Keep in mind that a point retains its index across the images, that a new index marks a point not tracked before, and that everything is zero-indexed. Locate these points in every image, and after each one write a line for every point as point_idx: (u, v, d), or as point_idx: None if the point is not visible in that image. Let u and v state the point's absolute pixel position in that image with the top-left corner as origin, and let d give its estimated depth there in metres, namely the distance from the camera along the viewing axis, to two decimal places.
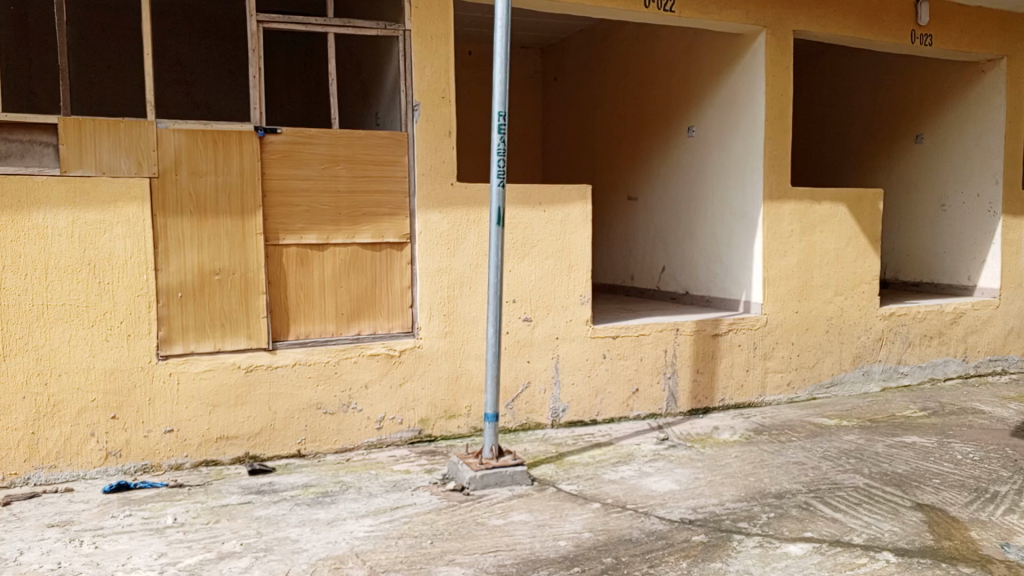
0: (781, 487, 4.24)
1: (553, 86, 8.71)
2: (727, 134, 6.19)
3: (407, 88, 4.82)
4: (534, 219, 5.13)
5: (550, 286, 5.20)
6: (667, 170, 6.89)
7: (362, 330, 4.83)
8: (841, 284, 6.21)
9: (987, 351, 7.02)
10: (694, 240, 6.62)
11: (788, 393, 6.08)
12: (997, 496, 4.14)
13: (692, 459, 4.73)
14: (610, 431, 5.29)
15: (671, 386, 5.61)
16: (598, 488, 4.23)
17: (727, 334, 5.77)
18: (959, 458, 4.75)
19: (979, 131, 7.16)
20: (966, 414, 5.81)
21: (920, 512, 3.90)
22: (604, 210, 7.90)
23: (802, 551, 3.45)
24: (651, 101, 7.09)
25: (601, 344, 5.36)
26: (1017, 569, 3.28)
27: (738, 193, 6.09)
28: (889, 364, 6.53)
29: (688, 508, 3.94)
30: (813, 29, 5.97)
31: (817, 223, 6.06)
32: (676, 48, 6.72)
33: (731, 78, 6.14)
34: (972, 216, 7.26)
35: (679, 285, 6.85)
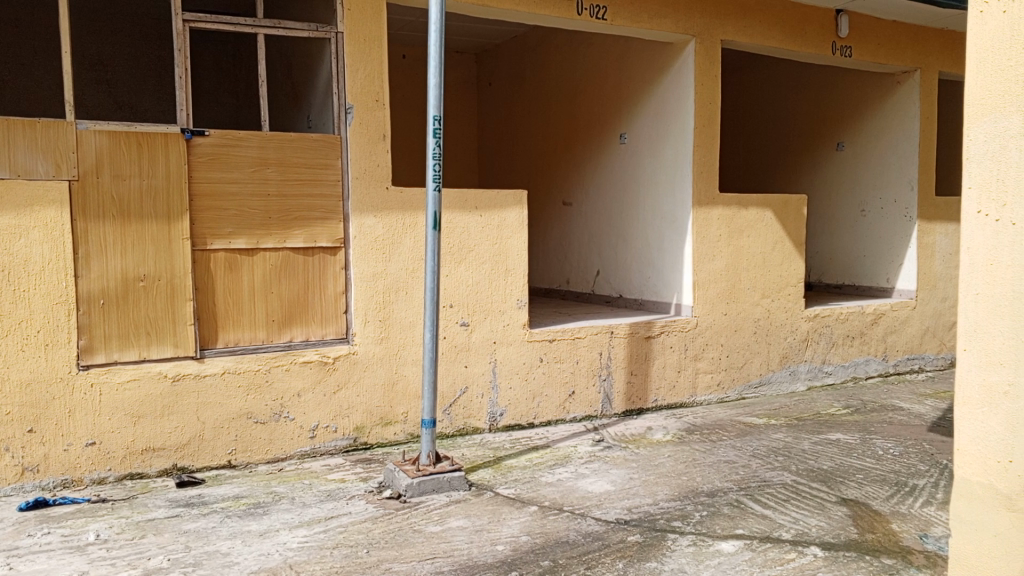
0: (712, 485, 4.26)
1: (488, 91, 8.68)
2: (658, 140, 6.24)
3: (340, 91, 4.69)
4: (470, 224, 5.07)
5: (486, 290, 5.14)
6: (600, 175, 6.93)
7: (294, 337, 4.68)
8: (769, 287, 6.33)
9: (905, 350, 7.25)
10: (627, 245, 6.66)
11: (718, 393, 6.16)
12: (916, 489, 4.25)
13: (626, 459, 4.73)
14: (547, 434, 5.25)
15: (606, 388, 5.62)
16: (535, 491, 4.19)
17: (660, 336, 5.81)
18: (881, 454, 4.87)
19: (897, 139, 7.40)
20: (887, 411, 5.97)
21: (845, 507, 3.97)
22: (540, 215, 7.90)
23: (734, 548, 3.46)
24: (583, 107, 7.12)
25: (538, 348, 5.33)
26: (936, 559, 3.36)
27: (668, 199, 6.15)
28: (815, 364, 6.68)
29: (623, 509, 3.93)
30: (740, 38, 6.08)
31: (744, 228, 6.17)
32: (608, 55, 6.77)
33: (661, 85, 6.20)
34: (890, 220, 7.50)
35: (613, 288, 6.88)
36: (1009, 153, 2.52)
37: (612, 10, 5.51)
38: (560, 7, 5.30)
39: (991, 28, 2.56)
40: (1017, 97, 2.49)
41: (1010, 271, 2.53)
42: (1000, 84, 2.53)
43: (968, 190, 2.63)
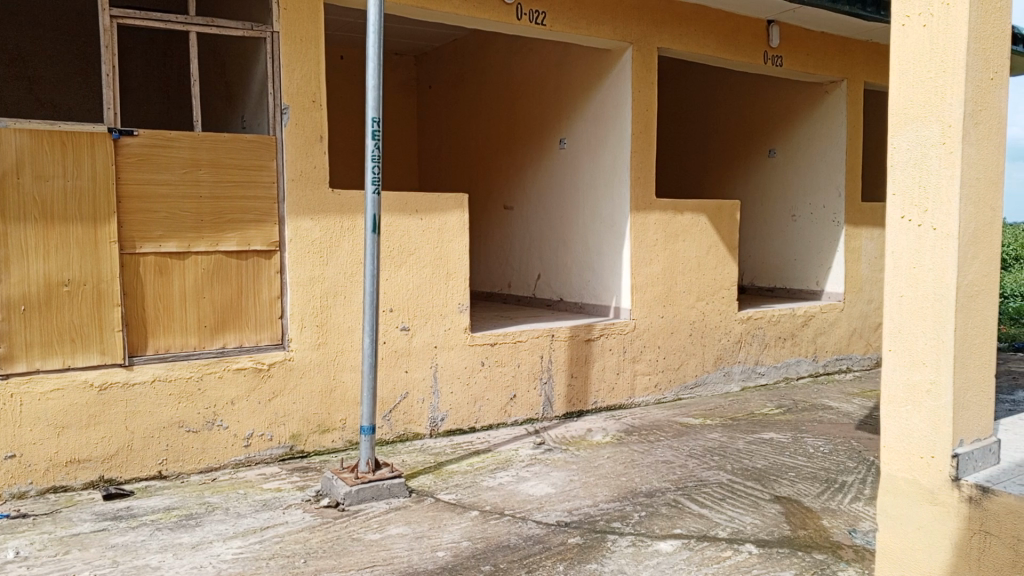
0: (651, 486, 4.32)
1: (428, 94, 8.66)
2: (597, 145, 6.31)
3: (275, 91, 4.60)
4: (410, 227, 5.02)
5: (427, 294, 5.11)
6: (540, 180, 6.97)
7: (227, 343, 4.56)
8: (704, 290, 6.46)
9: (834, 351, 7.49)
10: (567, 248, 6.71)
11: (656, 394, 6.25)
12: (845, 485, 4.39)
13: (567, 461, 4.76)
14: (488, 438, 5.24)
15: (547, 392, 5.64)
16: (476, 496, 4.17)
17: (599, 338, 5.86)
18: (812, 452, 5.02)
19: (825, 146, 7.65)
20: (817, 410, 6.16)
21: (778, 504, 4.07)
22: (481, 218, 7.90)
23: (672, 547, 3.52)
24: (523, 112, 7.15)
25: (479, 352, 5.32)
26: (863, 553, 3.47)
27: (607, 204, 6.22)
28: (748, 365, 6.84)
29: (563, 511, 3.95)
30: (676, 46, 6.20)
31: (680, 232, 6.28)
32: (547, 61, 6.82)
33: (600, 91, 6.27)
34: (819, 225, 7.74)
35: (553, 292, 6.92)
36: (930, 160, 2.63)
37: (552, 15, 5.55)
38: (500, 11, 5.32)
39: (913, 41, 2.66)
40: (937, 107, 2.60)
41: (930, 274, 2.63)
42: (921, 94, 2.64)
43: (893, 195, 2.73)
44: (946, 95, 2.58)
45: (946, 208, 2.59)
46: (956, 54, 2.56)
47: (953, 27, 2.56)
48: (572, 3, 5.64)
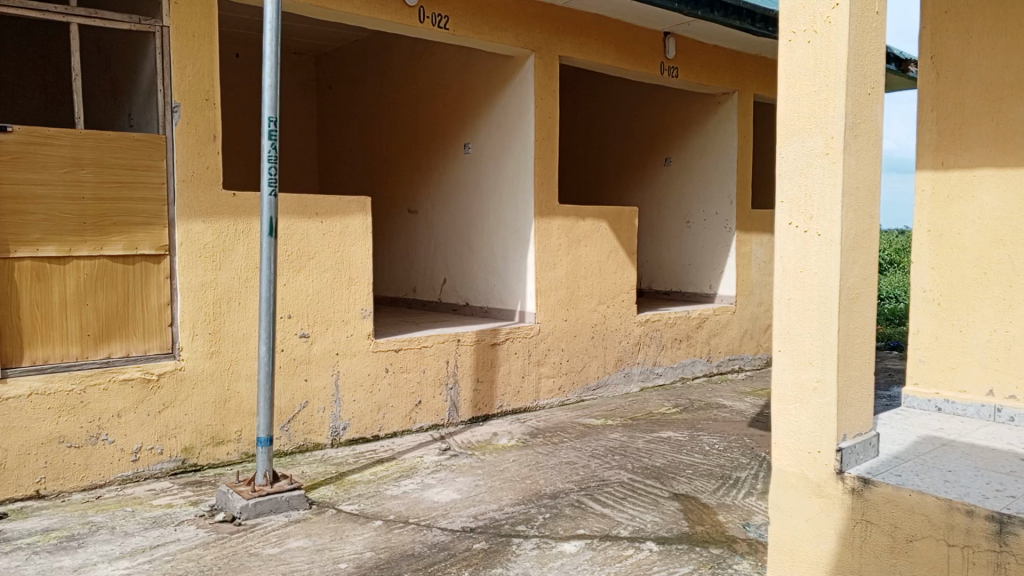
0: (555, 487, 4.37)
1: (328, 94, 8.49)
2: (500, 151, 6.34)
3: (164, 88, 4.39)
4: (310, 230, 4.90)
5: (328, 300, 4.99)
6: (445, 183, 6.95)
7: (112, 352, 4.31)
8: (605, 294, 6.60)
9: (727, 352, 7.79)
10: (472, 253, 6.70)
11: (560, 397, 6.32)
12: (739, 481, 4.56)
13: (472, 466, 4.75)
14: (392, 445, 5.16)
15: (453, 397, 5.62)
16: (380, 505, 4.10)
17: (504, 342, 5.89)
18: (707, 449, 5.19)
19: (718, 155, 7.95)
20: (711, 409, 6.38)
21: (677, 501, 4.19)
22: (385, 222, 7.79)
23: (575, 548, 3.56)
24: (426, 116, 7.11)
25: (383, 359, 5.24)
26: (757, 546, 3.61)
27: (511, 209, 6.26)
28: (647, 365, 7.03)
29: (468, 517, 3.93)
30: (577, 54, 6.30)
31: (581, 238, 6.39)
32: (450, 65, 6.80)
33: (503, 98, 6.31)
34: (712, 230, 8.04)
35: (459, 296, 6.90)
36: (814, 170, 2.77)
37: (454, 20, 5.54)
38: (402, 14, 5.27)
39: (798, 56, 2.80)
40: (821, 120, 2.74)
41: (816, 278, 2.77)
42: (806, 107, 2.78)
43: (781, 203, 2.85)
44: (829, 108, 2.72)
45: (829, 215, 2.73)
46: (837, 69, 2.71)
47: (834, 44, 2.71)
48: (474, 9, 5.65)
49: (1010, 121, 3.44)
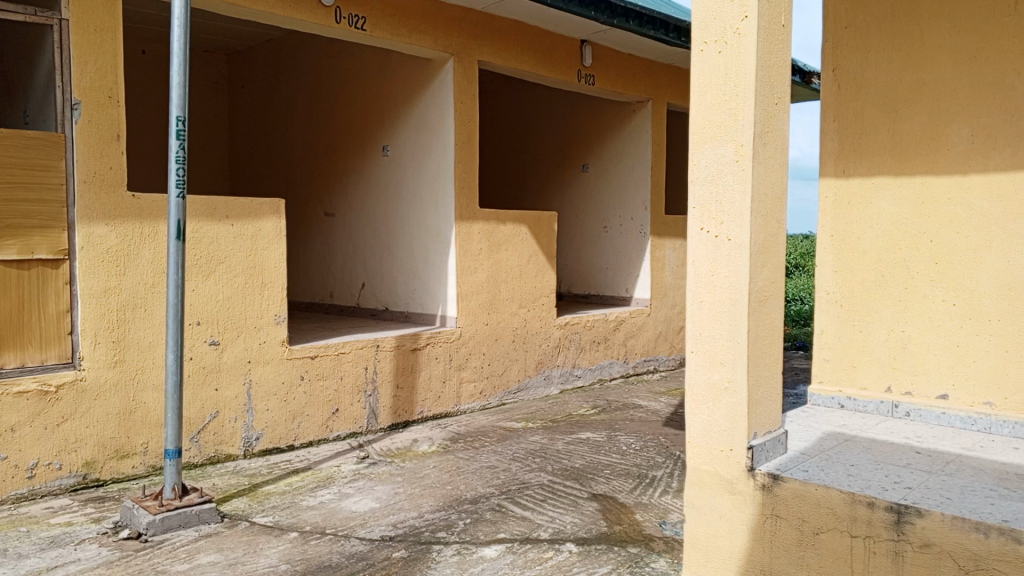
0: (476, 492, 4.35)
1: (240, 94, 8.24)
2: (420, 155, 6.29)
3: (63, 83, 4.17)
4: (221, 234, 4.74)
5: (240, 306, 4.84)
6: (363, 187, 6.84)
7: (6, 363, 4.05)
8: (524, 298, 6.63)
9: (643, 353, 7.96)
10: (391, 257, 6.62)
11: (480, 401, 6.31)
12: (656, 479, 4.65)
13: (391, 474, 4.68)
14: (308, 455, 5.04)
15: (372, 404, 5.53)
16: (296, 516, 3.99)
17: (425, 347, 5.84)
18: (625, 449, 5.29)
19: (633, 161, 8.11)
20: (628, 409, 6.50)
21: (595, 502, 4.24)
22: (300, 226, 7.61)
23: (496, 552, 3.56)
24: (343, 117, 6.98)
25: (298, 366, 5.12)
26: (673, 543, 3.68)
27: (431, 213, 6.22)
28: (566, 368, 7.10)
29: (387, 525, 3.88)
30: (496, 59, 6.32)
31: (501, 242, 6.40)
32: (368, 66, 6.70)
33: (422, 101, 6.27)
34: (628, 235, 8.20)
35: (377, 301, 6.80)
36: (725, 177, 2.85)
37: (372, 21, 5.47)
38: (318, 13, 5.17)
39: (710, 66, 2.88)
40: (732, 128, 2.83)
41: (727, 282, 2.85)
42: (718, 115, 2.86)
43: (693, 209, 2.93)
44: (739, 117, 2.81)
45: (739, 220, 2.82)
46: (746, 79, 2.79)
47: (743, 55, 2.80)
48: (392, 10, 5.59)
49: (903, 132, 3.63)
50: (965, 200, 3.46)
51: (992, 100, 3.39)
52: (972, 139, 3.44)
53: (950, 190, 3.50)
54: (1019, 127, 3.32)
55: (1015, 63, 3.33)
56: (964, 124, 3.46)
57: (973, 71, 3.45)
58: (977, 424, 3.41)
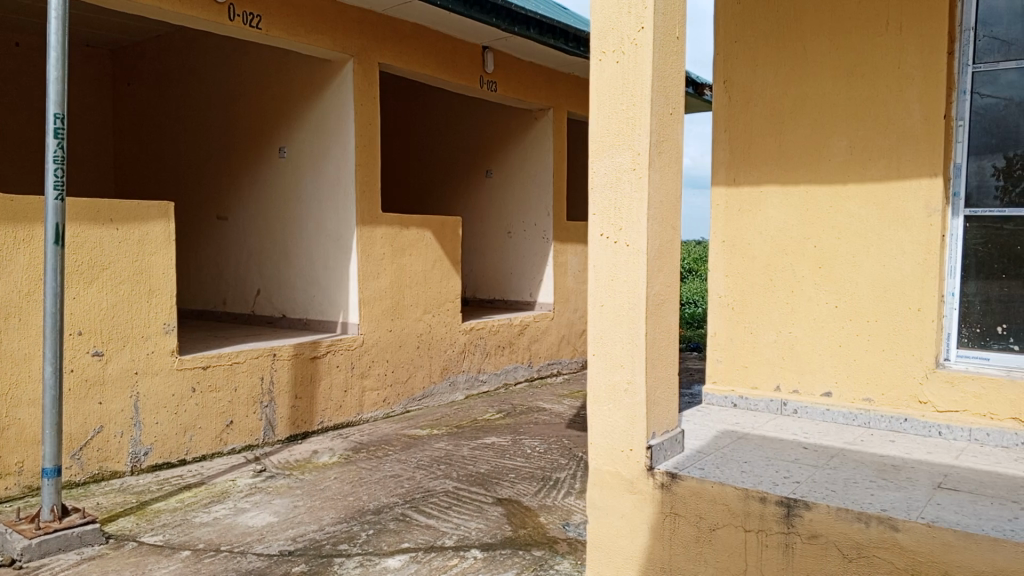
0: (378, 502, 4.27)
1: (125, 91, 7.84)
2: (319, 157, 6.15)
3: None
4: (104, 238, 4.48)
5: (126, 315, 4.60)
6: (259, 190, 6.63)
7: None
8: (428, 303, 6.59)
9: (546, 357, 8.06)
10: (289, 263, 6.44)
11: (383, 409, 6.22)
12: (559, 481, 4.70)
13: (290, 487, 4.54)
14: (200, 469, 4.83)
15: (269, 415, 5.36)
16: (188, 534, 3.82)
17: (325, 355, 5.70)
18: (529, 452, 5.32)
19: (535, 167, 8.19)
20: (533, 412, 6.56)
21: (500, 506, 4.24)
22: (192, 230, 7.30)
23: (400, 562, 3.50)
24: (237, 118, 6.74)
25: (189, 377, 4.90)
26: (576, 545, 3.73)
27: (332, 217, 6.09)
28: (471, 373, 7.10)
29: (286, 540, 3.76)
30: (396, 63, 6.26)
31: (404, 247, 6.34)
32: (264, 65, 6.50)
33: (322, 103, 6.14)
34: (531, 240, 8.27)
35: (274, 307, 6.59)
36: (623, 185, 2.91)
37: (268, 19, 5.32)
38: (210, 10, 5.00)
39: (608, 75, 2.94)
40: (629, 137, 2.89)
41: (626, 285, 2.91)
42: (616, 124, 2.92)
43: (594, 215, 2.99)
44: (636, 126, 2.88)
45: (637, 227, 2.88)
46: (642, 89, 2.86)
47: (639, 65, 2.87)
48: (289, 9, 5.45)
49: (788, 142, 3.80)
50: (844, 209, 3.66)
51: (868, 113, 3.59)
52: (851, 151, 3.64)
53: (831, 198, 3.69)
54: (892, 140, 3.52)
55: (889, 80, 3.52)
56: (843, 136, 3.65)
57: (850, 86, 3.63)
58: (858, 419, 3.63)
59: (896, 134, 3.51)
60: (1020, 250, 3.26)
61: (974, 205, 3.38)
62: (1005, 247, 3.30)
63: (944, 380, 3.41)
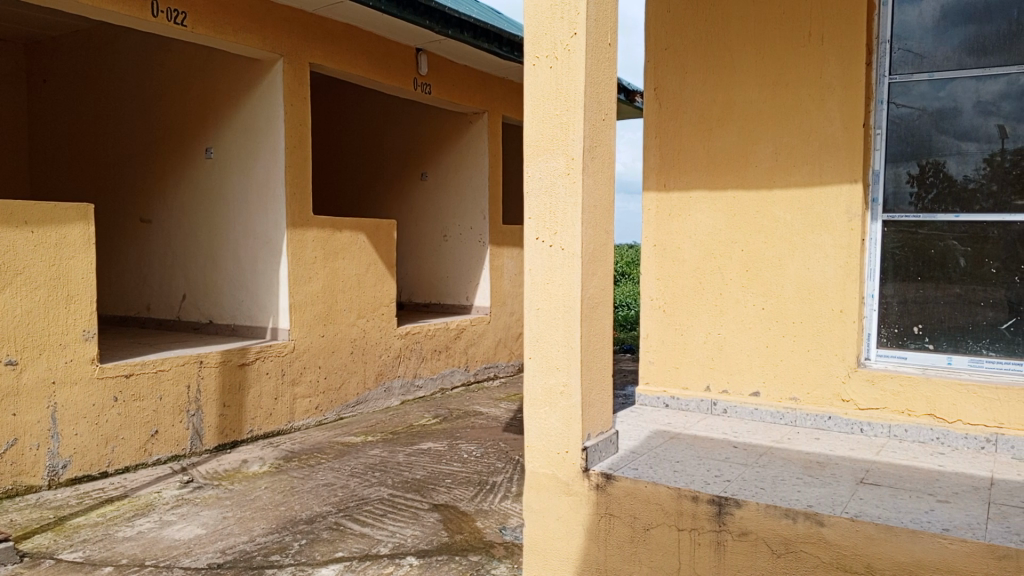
0: (311, 511, 4.19)
1: (41, 88, 7.50)
2: (247, 158, 6.01)
3: None
4: (19, 241, 4.27)
5: (43, 322, 4.40)
6: (185, 192, 6.43)
7: None
8: (363, 308, 6.51)
9: (483, 360, 8.05)
10: (216, 267, 6.26)
11: (316, 416, 6.11)
12: (495, 485, 4.69)
13: (218, 498, 4.41)
14: (123, 482, 4.65)
15: (196, 424, 5.20)
16: (110, 549, 3.67)
17: (255, 362, 5.57)
18: (466, 457, 5.30)
19: (470, 170, 8.19)
20: (469, 416, 6.54)
21: (436, 512, 4.21)
22: (113, 233, 7.02)
23: (334, 572, 3.44)
24: (161, 117, 6.52)
25: (112, 386, 4.72)
26: (512, 548, 3.73)
27: (261, 219, 5.95)
28: (407, 379, 7.04)
29: (215, 552, 3.64)
30: (328, 63, 6.16)
31: (337, 251, 6.24)
32: (189, 64, 6.31)
33: (251, 103, 6.00)
34: (466, 243, 8.25)
35: (200, 313, 6.40)
36: (557, 190, 2.93)
37: (194, 17, 5.16)
38: (131, 6, 4.82)
39: (541, 80, 2.96)
40: (563, 142, 2.91)
41: (561, 289, 2.93)
42: (549, 129, 2.94)
43: (529, 219, 3.01)
44: (569, 131, 2.90)
45: (571, 231, 2.91)
46: (575, 95, 2.89)
47: (572, 70, 2.89)
48: (216, 7, 5.30)
49: (715, 148, 3.90)
50: (771, 213, 3.77)
51: (793, 121, 3.70)
52: (775, 158, 3.75)
53: (757, 204, 3.80)
54: (814, 148, 3.63)
55: (811, 89, 3.64)
56: (768, 143, 3.76)
57: (775, 94, 3.74)
58: (785, 418, 3.74)
59: (818, 142, 3.62)
60: (934, 253, 3.42)
61: (891, 210, 3.52)
62: (920, 250, 3.46)
63: (865, 379, 3.54)
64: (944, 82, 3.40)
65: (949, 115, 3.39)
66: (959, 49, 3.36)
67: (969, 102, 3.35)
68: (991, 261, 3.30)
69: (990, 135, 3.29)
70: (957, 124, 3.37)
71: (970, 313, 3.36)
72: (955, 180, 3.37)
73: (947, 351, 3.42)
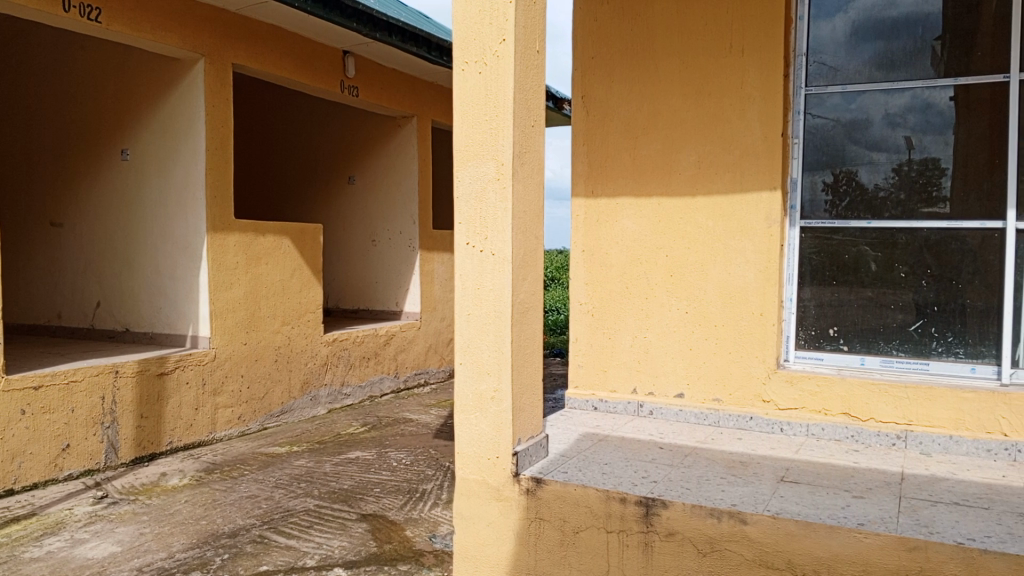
0: (234, 525, 4.06)
1: None
2: (166, 160, 5.81)
3: None
4: None
5: None
6: (98, 194, 6.16)
7: None
8: (288, 315, 6.38)
9: (412, 367, 7.98)
10: (132, 272, 6.02)
11: (239, 427, 5.94)
12: (425, 493, 4.65)
13: (135, 513, 4.23)
14: (32, 500, 4.42)
15: (111, 436, 4.99)
16: (15, 572, 3.47)
17: (173, 371, 5.38)
18: (395, 465, 5.24)
19: (399, 175, 8.12)
20: (399, 424, 6.47)
21: (365, 522, 4.15)
22: (19, 238, 6.66)
23: None
24: (73, 116, 6.24)
25: (19, 399, 4.48)
26: (442, 556, 3.70)
27: (180, 223, 5.75)
28: (334, 387, 6.93)
29: (131, 571, 3.49)
30: (251, 64, 6.02)
31: (261, 256, 6.10)
32: (103, 61, 6.06)
33: (170, 104, 5.82)
34: (395, 249, 8.18)
35: (115, 321, 6.14)
36: (487, 195, 2.93)
37: (109, 13, 4.96)
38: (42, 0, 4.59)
39: (472, 85, 2.95)
40: (493, 147, 2.91)
41: (491, 293, 2.93)
42: (479, 134, 2.94)
43: (459, 224, 3.00)
44: (499, 136, 2.90)
45: (501, 236, 2.91)
46: (505, 100, 2.89)
47: (501, 76, 2.90)
48: (132, 4, 5.11)
49: (641, 156, 3.97)
50: (694, 220, 3.85)
51: (715, 130, 3.79)
52: (699, 165, 3.83)
53: (681, 210, 3.88)
54: (736, 156, 3.73)
55: (732, 99, 3.74)
56: (692, 151, 3.85)
57: (698, 104, 3.83)
58: (708, 419, 3.84)
59: (739, 151, 3.73)
60: (847, 258, 3.57)
61: (807, 217, 3.65)
62: (835, 255, 3.60)
63: (784, 380, 3.65)
64: (855, 95, 3.55)
65: (860, 126, 3.54)
66: (869, 63, 3.52)
67: (878, 114, 3.51)
68: (900, 265, 3.46)
69: (898, 145, 3.46)
70: (868, 135, 3.52)
71: (881, 315, 3.52)
72: (867, 188, 3.52)
73: (860, 352, 3.57)
